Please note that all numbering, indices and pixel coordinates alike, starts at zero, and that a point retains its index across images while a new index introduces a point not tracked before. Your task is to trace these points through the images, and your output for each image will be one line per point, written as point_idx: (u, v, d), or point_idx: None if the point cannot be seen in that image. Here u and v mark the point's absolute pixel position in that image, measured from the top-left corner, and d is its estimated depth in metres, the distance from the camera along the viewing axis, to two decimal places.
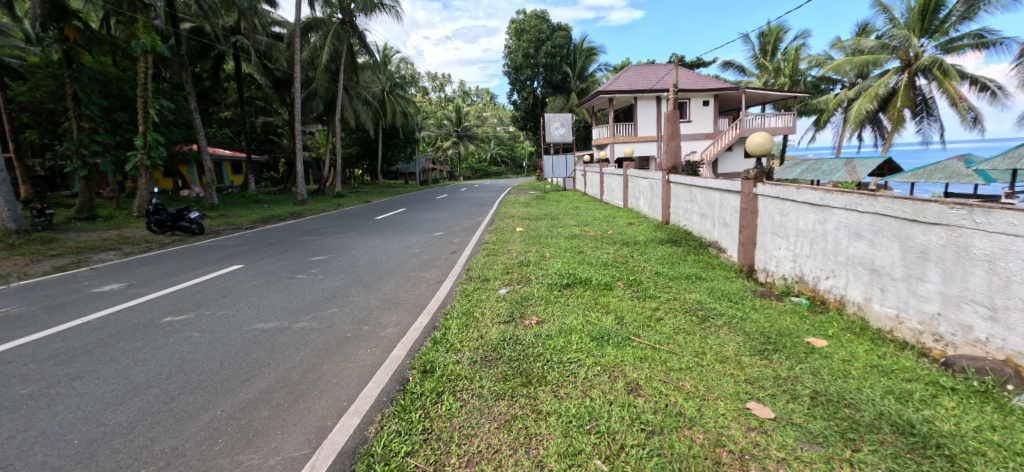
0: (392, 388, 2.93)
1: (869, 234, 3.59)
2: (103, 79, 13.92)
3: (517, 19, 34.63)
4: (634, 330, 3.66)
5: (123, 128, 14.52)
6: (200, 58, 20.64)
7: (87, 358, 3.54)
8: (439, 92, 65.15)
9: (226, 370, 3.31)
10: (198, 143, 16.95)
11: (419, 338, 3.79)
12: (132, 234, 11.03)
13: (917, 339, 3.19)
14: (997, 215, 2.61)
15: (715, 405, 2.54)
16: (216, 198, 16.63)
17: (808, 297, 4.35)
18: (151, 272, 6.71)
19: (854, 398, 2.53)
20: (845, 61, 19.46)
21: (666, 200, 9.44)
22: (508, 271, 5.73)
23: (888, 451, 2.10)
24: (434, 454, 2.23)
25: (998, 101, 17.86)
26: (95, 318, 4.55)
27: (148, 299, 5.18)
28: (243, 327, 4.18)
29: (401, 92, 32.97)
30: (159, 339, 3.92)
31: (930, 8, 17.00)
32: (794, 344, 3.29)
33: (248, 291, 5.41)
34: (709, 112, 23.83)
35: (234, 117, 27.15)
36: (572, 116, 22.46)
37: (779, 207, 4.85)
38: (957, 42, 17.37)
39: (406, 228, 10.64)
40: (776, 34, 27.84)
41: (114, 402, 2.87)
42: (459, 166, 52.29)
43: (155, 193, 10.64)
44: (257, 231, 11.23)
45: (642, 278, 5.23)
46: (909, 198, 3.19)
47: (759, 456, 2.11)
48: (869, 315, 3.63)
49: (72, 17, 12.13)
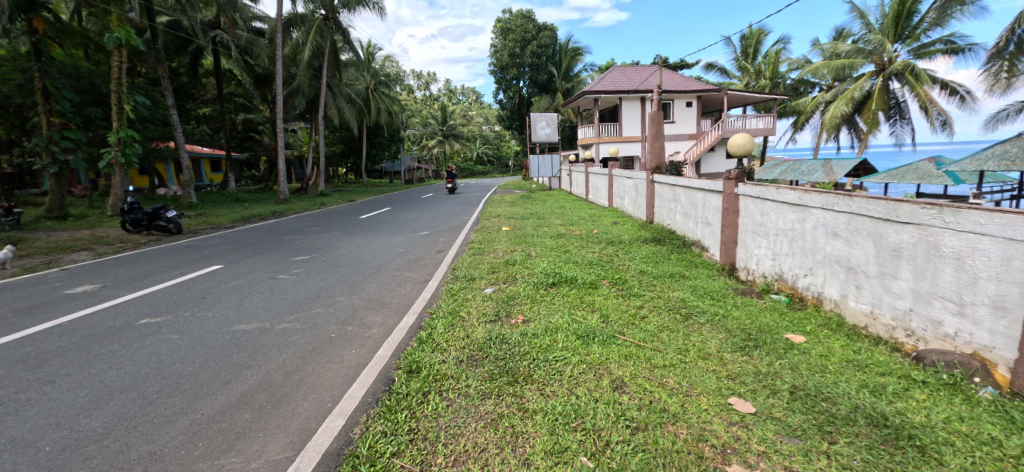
0: (378, 389, 2.91)
1: (846, 233, 3.70)
2: (75, 73, 13.42)
3: (503, 18, 34.68)
4: (619, 328, 3.70)
5: (96, 124, 14.10)
6: (177, 52, 20.16)
7: (59, 362, 3.43)
8: (425, 90, 64.51)
9: (205, 373, 3.23)
10: (176, 140, 16.53)
11: (404, 337, 3.77)
12: (106, 234, 10.67)
13: (890, 334, 3.30)
14: (965, 214, 2.71)
15: (697, 400, 2.59)
16: (195, 197, 16.28)
17: (787, 294, 4.46)
18: (126, 273, 6.52)
19: (831, 391, 2.60)
20: (823, 64, 19.83)
21: (650, 200, 9.54)
22: (494, 271, 5.71)
23: (863, 442, 2.16)
24: (420, 454, 2.22)
25: (967, 106, 18.51)
26: (67, 320, 4.41)
27: (124, 300, 5.05)
28: (222, 329, 4.10)
29: (386, 89, 32.58)
30: (135, 341, 3.82)
31: (903, 14, 17.64)
32: (774, 340, 3.37)
33: (228, 292, 5.31)
34: (692, 113, 24.17)
35: (213, 114, 26.45)
36: (558, 116, 22.46)
37: (759, 206, 4.96)
38: (929, 48, 17.94)
39: (392, 228, 10.50)
40: (757, 37, 28.51)
41: (88, 408, 2.79)
42: (444, 165, 52.14)
43: (129, 191, 10.27)
44: (237, 231, 10.96)
45: (627, 277, 5.29)
46: (883, 198, 3.30)
47: (740, 450, 2.15)
48: (845, 312, 3.74)
49: (41, 8, 11.75)
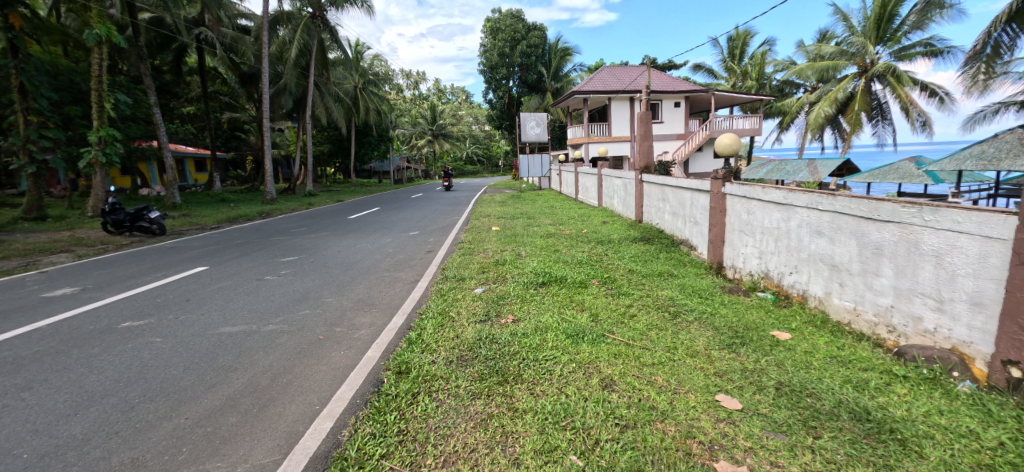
0: (367, 390, 2.89)
1: (830, 231, 3.77)
2: (53, 71, 13.10)
3: (492, 18, 34.65)
4: (609, 326, 3.72)
5: (76, 123, 13.78)
6: (160, 49, 19.79)
7: (37, 368, 3.35)
8: (414, 89, 64.15)
9: (190, 376, 3.18)
10: (159, 139, 16.23)
11: (394, 338, 3.75)
12: (86, 235, 10.43)
13: (873, 330, 3.36)
14: (943, 213, 2.77)
15: (685, 397, 2.61)
16: (179, 197, 16.00)
17: (773, 292, 4.53)
18: (108, 275, 6.39)
19: (816, 387, 2.65)
20: (808, 66, 20.15)
21: (639, 199, 9.61)
22: (483, 271, 5.70)
23: (847, 436, 2.20)
24: (410, 456, 2.21)
25: (946, 107, 18.96)
26: (46, 324, 4.30)
27: (105, 303, 4.94)
28: (207, 331, 4.03)
29: (375, 89, 32.34)
30: (117, 345, 3.75)
31: (885, 17, 18.00)
32: (760, 337, 3.42)
33: (213, 294, 5.23)
34: (680, 113, 24.39)
35: (197, 112, 26.02)
36: (547, 116, 22.50)
37: (745, 206, 5.03)
38: (909, 50, 18.33)
39: (381, 228, 10.42)
40: (743, 39, 28.88)
41: (68, 414, 2.73)
42: (434, 165, 51.93)
43: (111, 191, 10.06)
44: (223, 232, 10.79)
45: (616, 276, 5.33)
46: (865, 197, 3.37)
47: (728, 446, 2.18)
48: (829, 309, 3.81)
49: (17, 4, 11.45)
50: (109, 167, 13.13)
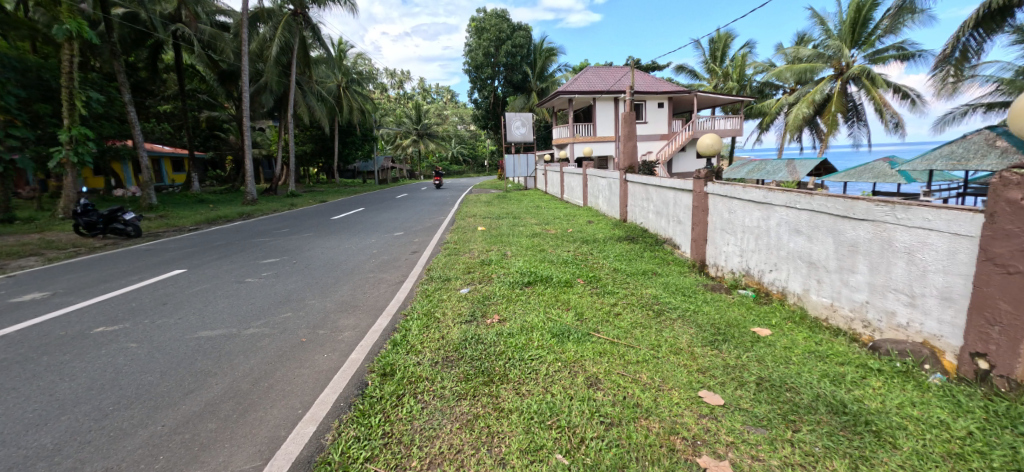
0: (351, 393, 2.86)
1: (807, 230, 3.86)
2: (20, 67, 12.64)
3: (477, 17, 34.54)
4: (594, 325, 3.75)
5: (46, 121, 13.32)
6: (134, 46, 19.24)
7: (3, 375, 3.23)
8: (399, 89, 63.62)
9: (167, 382, 3.10)
10: (134, 138, 15.79)
11: (378, 340, 3.72)
12: (57, 238, 10.09)
13: (849, 326, 3.45)
14: (915, 211, 2.86)
15: (669, 394, 2.64)
16: (155, 198, 15.59)
17: (753, 289, 4.61)
18: (80, 279, 6.18)
19: (794, 382, 2.71)
20: (787, 68, 20.58)
21: (624, 199, 9.71)
22: (469, 271, 5.69)
23: (824, 429, 2.26)
24: (394, 458, 2.19)
25: (917, 109, 19.57)
26: (13, 330, 4.15)
27: (77, 308, 4.79)
28: (185, 335, 3.94)
29: (358, 88, 31.98)
30: (90, 351, 3.63)
31: (859, 21, 18.49)
32: (741, 333, 3.48)
33: (191, 297, 5.11)
34: (663, 114, 24.68)
35: (174, 111, 25.39)
36: (532, 116, 22.54)
37: (727, 205, 5.11)
38: (883, 53, 18.87)
39: (365, 229, 10.30)
40: (724, 41, 29.36)
41: (37, 423, 2.63)
42: (419, 165, 51.63)
43: (82, 192, 9.74)
44: (202, 233, 10.55)
45: (601, 275, 5.37)
46: (841, 196, 3.46)
47: (710, 442, 2.21)
48: (807, 305, 3.90)
49: None
50: (81, 167, 12.72)
